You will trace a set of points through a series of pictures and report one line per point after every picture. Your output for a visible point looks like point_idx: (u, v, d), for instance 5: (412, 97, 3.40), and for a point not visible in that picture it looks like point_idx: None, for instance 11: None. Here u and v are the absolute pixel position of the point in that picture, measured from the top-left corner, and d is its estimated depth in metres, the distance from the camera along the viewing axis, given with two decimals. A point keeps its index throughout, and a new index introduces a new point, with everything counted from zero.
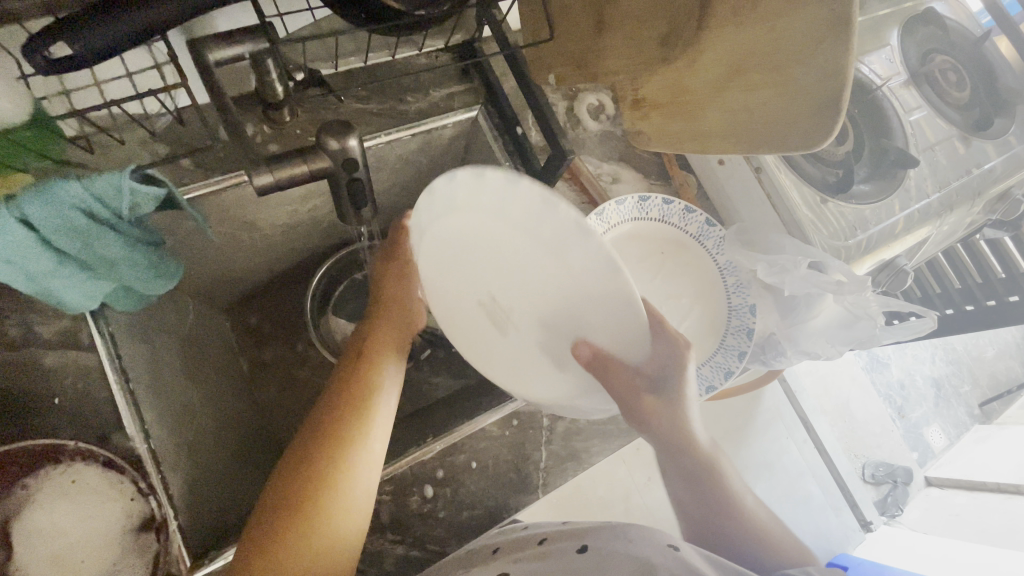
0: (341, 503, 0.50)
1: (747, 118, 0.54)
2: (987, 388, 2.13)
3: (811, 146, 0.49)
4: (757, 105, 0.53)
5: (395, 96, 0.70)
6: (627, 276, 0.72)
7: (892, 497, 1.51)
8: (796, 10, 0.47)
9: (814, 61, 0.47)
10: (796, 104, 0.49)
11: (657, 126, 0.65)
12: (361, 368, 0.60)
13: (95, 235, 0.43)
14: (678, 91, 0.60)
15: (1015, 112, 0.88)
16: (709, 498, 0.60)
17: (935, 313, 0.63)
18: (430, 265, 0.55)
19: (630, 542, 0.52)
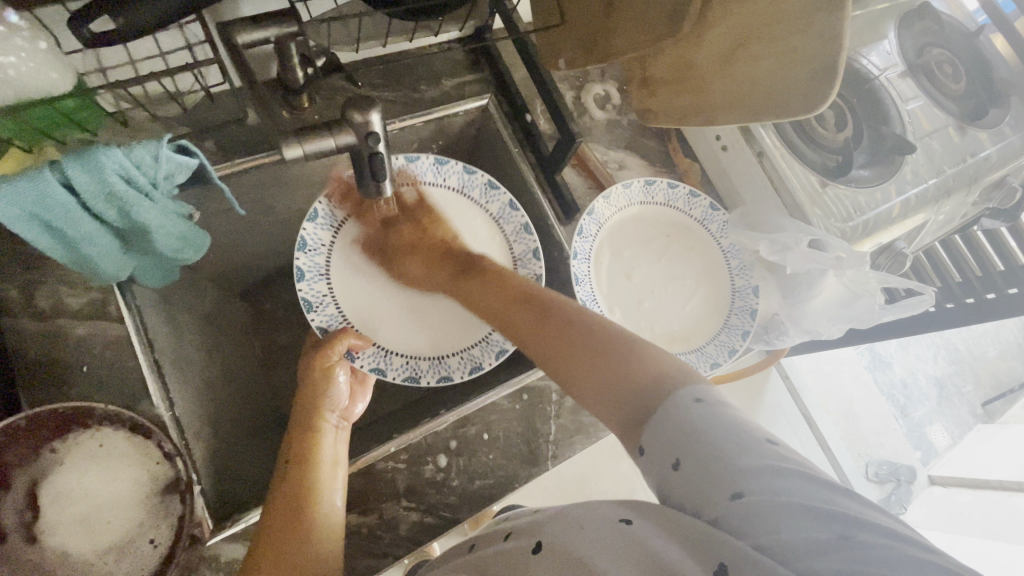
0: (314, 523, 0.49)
1: (750, 87, 0.58)
2: (989, 388, 2.14)
3: (809, 112, 0.55)
4: (760, 76, 0.57)
5: (409, 84, 0.74)
6: (627, 259, 0.74)
7: (895, 495, 1.56)
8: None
9: (809, 33, 0.51)
10: (795, 76, 0.54)
11: (661, 102, 0.69)
12: (307, 416, 0.56)
13: (131, 202, 0.45)
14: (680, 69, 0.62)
15: (1009, 103, 0.90)
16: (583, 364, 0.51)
17: (933, 289, 0.64)
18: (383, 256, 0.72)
19: (584, 528, 0.39)
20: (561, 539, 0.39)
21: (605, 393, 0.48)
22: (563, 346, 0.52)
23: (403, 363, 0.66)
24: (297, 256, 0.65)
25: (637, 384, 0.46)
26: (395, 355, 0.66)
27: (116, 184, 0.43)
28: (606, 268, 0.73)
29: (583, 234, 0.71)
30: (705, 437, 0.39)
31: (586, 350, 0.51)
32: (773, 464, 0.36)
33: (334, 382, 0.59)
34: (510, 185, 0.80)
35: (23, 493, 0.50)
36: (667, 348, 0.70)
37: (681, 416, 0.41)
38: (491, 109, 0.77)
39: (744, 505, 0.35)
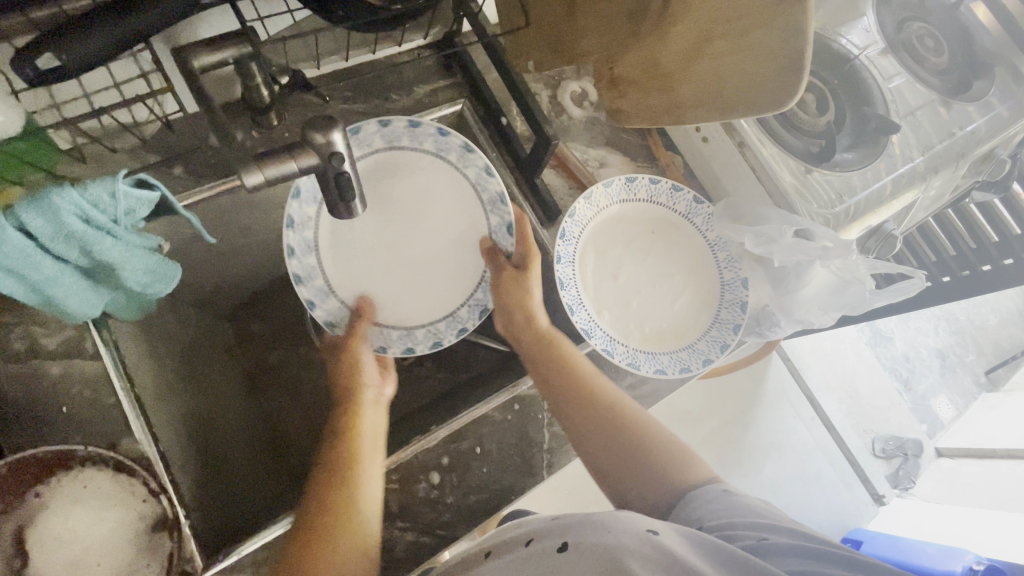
0: (348, 496, 0.52)
1: (717, 83, 0.55)
2: (991, 356, 2.13)
3: (777, 109, 0.52)
4: (728, 73, 0.54)
5: (379, 95, 0.72)
6: (613, 269, 0.72)
7: (904, 469, 1.51)
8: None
9: (777, 28, 0.49)
10: (764, 69, 0.51)
11: (632, 103, 0.66)
12: (348, 397, 0.61)
13: (92, 240, 0.44)
14: (654, 73, 0.60)
15: (993, 74, 0.89)
16: (611, 456, 0.58)
17: (924, 272, 0.63)
18: (354, 231, 0.69)
19: (611, 532, 0.42)
20: (589, 541, 0.42)
21: (622, 450, 0.58)
22: (608, 437, 0.59)
23: (407, 336, 0.69)
24: (286, 232, 0.63)
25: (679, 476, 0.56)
26: (378, 341, 0.68)
27: (74, 225, 0.42)
28: (597, 275, 0.71)
29: (566, 236, 0.69)
30: (727, 506, 0.50)
31: (616, 419, 0.59)
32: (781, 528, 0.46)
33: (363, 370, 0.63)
34: (490, 191, 0.79)
35: (10, 540, 0.49)
36: (657, 348, 0.69)
37: (711, 497, 0.52)
38: (467, 114, 0.76)
39: (760, 542, 0.44)
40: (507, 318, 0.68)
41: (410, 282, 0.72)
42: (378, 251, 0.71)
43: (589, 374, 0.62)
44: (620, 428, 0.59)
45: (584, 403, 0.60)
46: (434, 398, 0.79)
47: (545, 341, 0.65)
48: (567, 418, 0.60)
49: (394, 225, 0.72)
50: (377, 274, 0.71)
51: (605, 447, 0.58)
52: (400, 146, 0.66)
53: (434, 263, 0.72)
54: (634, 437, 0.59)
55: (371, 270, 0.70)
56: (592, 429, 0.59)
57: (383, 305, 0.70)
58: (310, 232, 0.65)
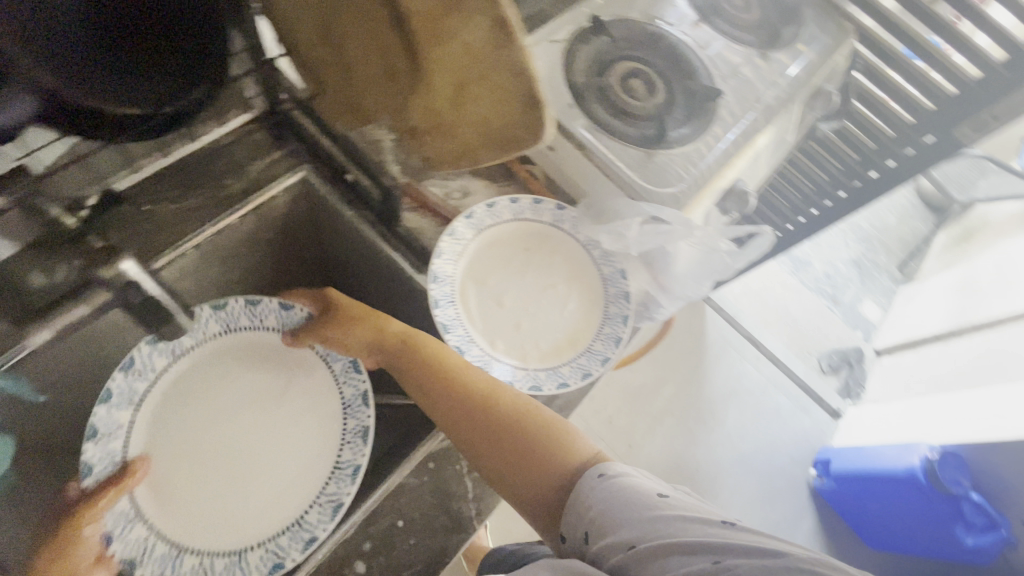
0: None
1: (484, 128, 0.46)
2: (901, 252, 2.28)
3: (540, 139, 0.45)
4: (487, 117, 0.45)
5: (211, 185, 0.69)
6: (496, 298, 0.72)
7: (852, 378, 1.69)
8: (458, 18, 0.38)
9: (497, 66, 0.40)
10: (509, 107, 0.43)
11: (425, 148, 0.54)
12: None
13: None
14: (428, 115, 0.49)
15: (801, 16, 0.95)
16: (518, 459, 0.55)
17: (768, 226, 0.66)
18: (172, 424, 0.64)
19: None
20: None
21: (523, 453, 0.55)
22: (493, 442, 0.56)
23: (194, 566, 0.57)
24: (114, 376, 0.60)
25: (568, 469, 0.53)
26: (184, 556, 0.57)
27: None
28: (478, 304, 0.71)
29: (440, 278, 0.69)
30: (605, 501, 0.48)
31: (507, 420, 0.56)
32: (659, 516, 0.46)
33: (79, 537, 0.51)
34: (360, 250, 0.77)
35: None
36: (558, 360, 0.69)
37: (591, 491, 0.50)
38: (312, 180, 0.73)
39: (636, 551, 0.44)
40: (376, 352, 0.67)
41: (231, 484, 0.63)
42: (207, 455, 0.64)
43: (475, 382, 0.59)
44: (516, 432, 0.56)
45: (475, 424, 0.57)
46: None
47: (412, 349, 0.63)
48: (455, 432, 0.57)
49: (224, 421, 0.66)
50: (211, 486, 0.63)
51: (507, 459, 0.55)
52: (240, 325, 0.68)
53: (289, 450, 0.65)
54: (525, 436, 0.55)
55: (200, 473, 0.63)
56: (481, 439, 0.56)
57: (205, 514, 0.60)
58: (142, 382, 0.62)
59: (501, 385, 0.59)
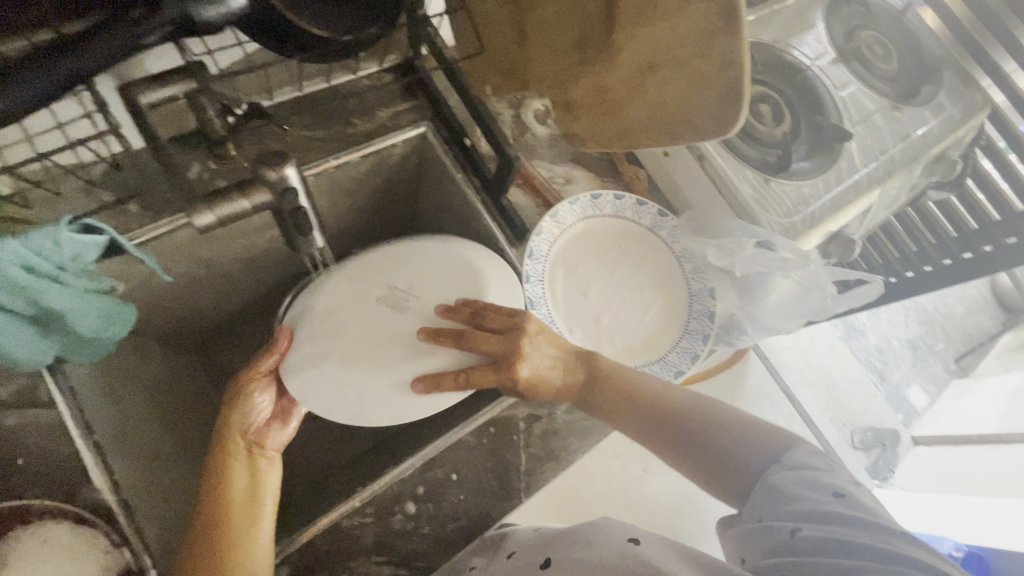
0: (235, 540, 0.50)
1: (667, 112, 0.55)
2: (959, 344, 2.19)
3: (724, 133, 0.51)
4: (674, 102, 0.53)
5: (341, 120, 0.72)
6: (586, 293, 0.72)
7: (881, 460, 1.57)
8: (691, 9, 0.48)
9: (712, 56, 0.49)
10: (705, 98, 0.51)
11: (588, 127, 0.63)
12: (223, 450, 0.57)
13: (38, 290, 0.42)
14: (603, 91, 0.58)
15: (940, 78, 0.93)
16: (698, 459, 0.56)
17: (880, 277, 0.65)
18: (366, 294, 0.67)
19: (592, 546, 0.50)
20: (567, 558, 0.49)
21: (690, 452, 0.56)
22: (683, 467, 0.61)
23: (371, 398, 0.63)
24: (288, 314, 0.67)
25: None
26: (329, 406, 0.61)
27: (17, 276, 0.41)
28: (567, 294, 0.71)
29: (535, 255, 0.70)
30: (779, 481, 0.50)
31: (675, 429, 0.57)
32: (819, 499, 0.47)
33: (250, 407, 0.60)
34: (459, 212, 0.79)
35: None
36: (630, 362, 0.69)
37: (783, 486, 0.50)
38: (430, 136, 0.75)
39: (796, 539, 0.45)
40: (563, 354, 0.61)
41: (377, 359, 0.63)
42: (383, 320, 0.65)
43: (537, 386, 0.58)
44: (675, 423, 0.57)
45: (607, 405, 0.59)
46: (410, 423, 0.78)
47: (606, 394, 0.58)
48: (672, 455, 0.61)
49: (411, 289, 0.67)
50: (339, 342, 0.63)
51: (682, 450, 0.57)
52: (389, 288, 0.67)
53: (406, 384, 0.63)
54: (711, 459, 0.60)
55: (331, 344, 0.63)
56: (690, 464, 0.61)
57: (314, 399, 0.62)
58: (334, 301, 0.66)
59: (650, 383, 0.59)
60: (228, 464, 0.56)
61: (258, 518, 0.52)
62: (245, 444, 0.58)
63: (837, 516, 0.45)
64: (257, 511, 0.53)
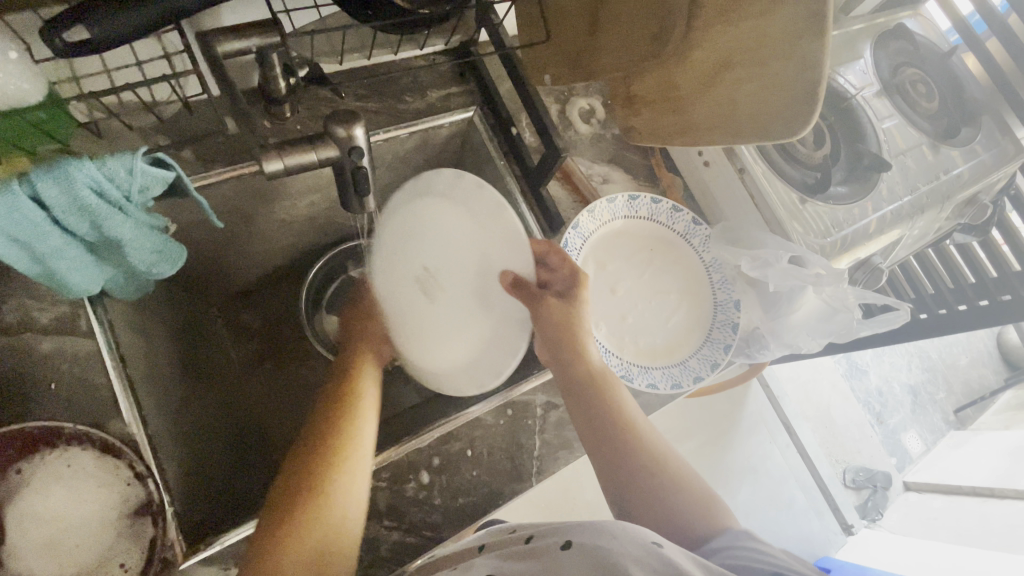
0: (322, 502, 0.50)
1: (732, 111, 0.56)
2: (960, 395, 2.19)
3: (791, 136, 0.53)
4: (742, 100, 0.55)
5: (394, 95, 0.73)
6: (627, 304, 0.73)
7: (872, 501, 1.54)
8: (772, 14, 0.50)
9: (789, 59, 0.50)
10: (774, 103, 0.53)
11: (647, 122, 0.67)
12: (341, 406, 0.59)
13: (104, 215, 0.43)
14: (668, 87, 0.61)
15: (978, 122, 0.94)
16: (639, 495, 0.59)
17: (909, 305, 0.66)
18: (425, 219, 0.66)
19: (616, 540, 0.47)
20: (593, 544, 0.47)
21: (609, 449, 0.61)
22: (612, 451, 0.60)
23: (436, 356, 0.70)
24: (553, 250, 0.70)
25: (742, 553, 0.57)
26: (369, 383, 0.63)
27: (88, 199, 0.42)
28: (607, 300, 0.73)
29: (568, 248, 0.70)
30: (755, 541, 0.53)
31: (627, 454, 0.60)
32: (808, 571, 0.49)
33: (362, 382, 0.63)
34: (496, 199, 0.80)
35: None
36: (650, 362, 0.70)
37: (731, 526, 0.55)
38: (477, 121, 0.77)
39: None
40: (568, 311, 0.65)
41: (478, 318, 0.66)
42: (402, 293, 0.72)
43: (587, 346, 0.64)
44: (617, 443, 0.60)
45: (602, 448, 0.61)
46: (424, 400, 0.79)
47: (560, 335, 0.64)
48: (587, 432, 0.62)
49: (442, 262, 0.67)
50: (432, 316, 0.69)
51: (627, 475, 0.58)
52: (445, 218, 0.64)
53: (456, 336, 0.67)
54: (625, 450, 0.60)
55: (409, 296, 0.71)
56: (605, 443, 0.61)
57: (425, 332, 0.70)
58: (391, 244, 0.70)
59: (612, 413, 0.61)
60: (347, 414, 0.58)
61: (359, 477, 0.53)
62: (364, 405, 0.60)
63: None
64: (359, 467, 0.54)
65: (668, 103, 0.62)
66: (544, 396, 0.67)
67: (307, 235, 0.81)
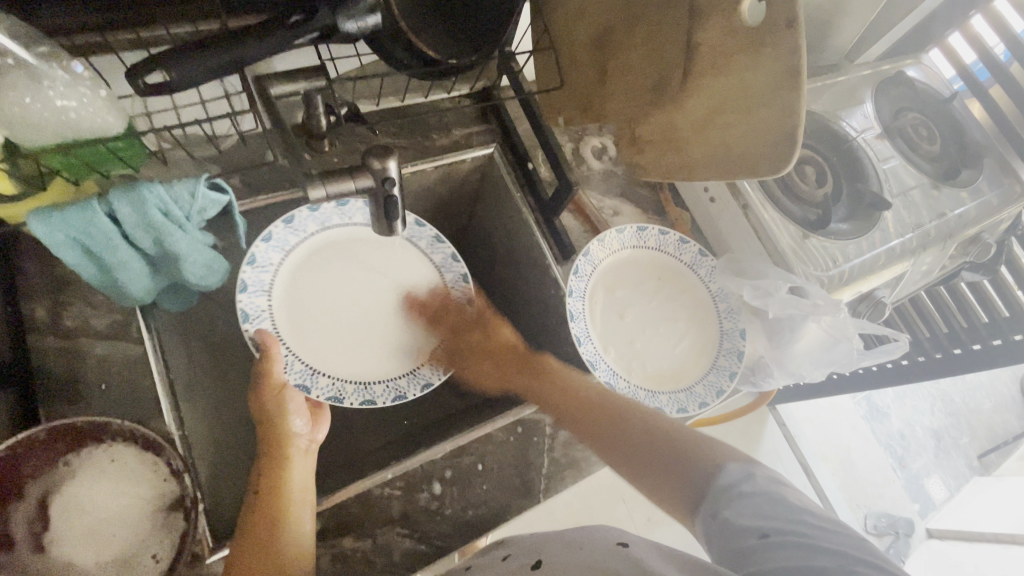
0: (270, 540, 0.48)
1: (727, 148, 0.61)
2: (986, 441, 2.11)
3: (777, 172, 0.58)
4: (737, 139, 0.60)
5: (422, 133, 0.80)
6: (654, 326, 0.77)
7: (895, 548, 1.55)
8: (758, 66, 0.54)
9: (775, 105, 0.55)
10: (761, 142, 0.58)
11: (650, 160, 0.72)
12: (273, 443, 0.56)
13: (166, 232, 0.49)
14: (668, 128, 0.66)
15: (981, 164, 0.98)
16: (621, 456, 0.57)
17: (908, 335, 0.68)
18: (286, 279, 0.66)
19: (584, 549, 0.44)
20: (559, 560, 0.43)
21: (607, 431, 0.58)
22: (611, 427, 0.58)
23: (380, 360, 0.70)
24: (570, 279, 0.73)
25: (690, 473, 0.52)
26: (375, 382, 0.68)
27: (155, 217, 0.48)
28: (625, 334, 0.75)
29: (579, 274, 0.74)
30: (739, 508, 0.46)
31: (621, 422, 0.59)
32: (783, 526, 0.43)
33: (288, 415, 0.58)
34: (513, 229, 0.85)
35: (34, 503, 0.52)
36: (657, 387, 0.72)
37: (729, 483, 0.49)
38: (496, 157, 0.83)
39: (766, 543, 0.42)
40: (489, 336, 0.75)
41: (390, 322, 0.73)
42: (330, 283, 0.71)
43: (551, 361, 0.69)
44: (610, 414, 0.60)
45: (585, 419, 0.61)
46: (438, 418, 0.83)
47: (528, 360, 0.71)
48: (561, 414, 0.63)
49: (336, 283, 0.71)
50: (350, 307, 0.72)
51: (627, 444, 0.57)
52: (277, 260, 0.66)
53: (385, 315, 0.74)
54: (640, 437, 0.56)
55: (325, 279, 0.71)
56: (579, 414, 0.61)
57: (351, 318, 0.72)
58: (296, 238, 0.67)
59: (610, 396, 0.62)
60: (282, 459, 0.55)
61: (304, 509, 0.52)
62: (300, 446, 0.57)
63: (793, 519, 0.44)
64: (297, 503, 0.52)
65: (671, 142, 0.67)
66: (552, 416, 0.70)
67: None
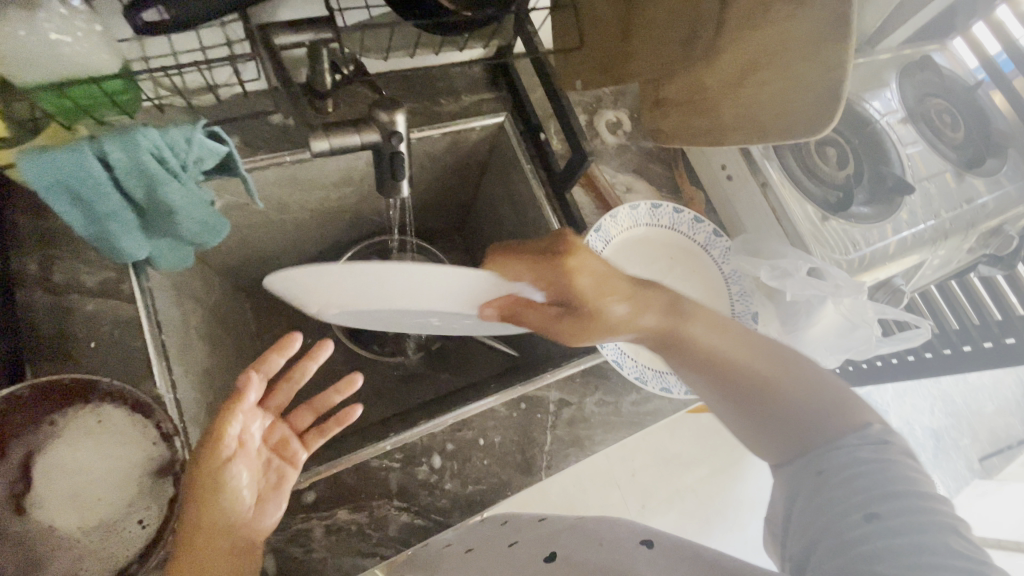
0: None
1: (759, 112, 0.58)
2: (985, 443, 2.11)
3: (809, 136, 0.56)
4: (772, 98, 0.57)
5: (431, 97, 0.76)
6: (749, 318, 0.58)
7: None
8: (800, 16, 0.52)
9: (815, 61, 0.52)
10: (793, 103, 0.56)
11: (673, 126, 0.69)
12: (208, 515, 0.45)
13: (161, 181, 0.47)
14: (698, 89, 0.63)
15: (1005, 154, 0.95)
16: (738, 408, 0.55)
17: (930, 323, 0.66)
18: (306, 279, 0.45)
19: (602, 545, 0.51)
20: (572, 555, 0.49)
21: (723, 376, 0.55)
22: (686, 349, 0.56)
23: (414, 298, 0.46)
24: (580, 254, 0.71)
25: (800, 425, 0.52)
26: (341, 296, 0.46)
27: (149, 164, 0.45)
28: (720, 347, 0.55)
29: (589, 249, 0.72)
30: (863, 487, 0.45)
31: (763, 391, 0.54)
32: (895, 541, 0.41)
33: (230, 480, 0.46)
34: (521, 202, 0.83)
35: (17, 465, 0.50)
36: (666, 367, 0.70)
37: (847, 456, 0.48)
38: (507, 126, 0.80)
39: (875, 526, 0.43)
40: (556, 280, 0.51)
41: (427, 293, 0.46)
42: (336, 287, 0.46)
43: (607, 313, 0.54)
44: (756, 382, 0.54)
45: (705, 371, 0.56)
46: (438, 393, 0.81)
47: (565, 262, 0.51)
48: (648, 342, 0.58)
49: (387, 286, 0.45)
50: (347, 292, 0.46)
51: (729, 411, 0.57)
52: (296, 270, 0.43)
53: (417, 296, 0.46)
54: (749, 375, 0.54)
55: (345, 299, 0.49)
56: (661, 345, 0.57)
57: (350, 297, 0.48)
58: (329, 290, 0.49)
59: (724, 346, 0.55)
60: (217, 539, 0.44)
61: None
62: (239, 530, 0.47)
63: (917, 524, 0.42)
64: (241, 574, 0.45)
65: (700, 107, 0.64)
66: (557, 394, 0.68)
67: (337, 221, 0.85)
